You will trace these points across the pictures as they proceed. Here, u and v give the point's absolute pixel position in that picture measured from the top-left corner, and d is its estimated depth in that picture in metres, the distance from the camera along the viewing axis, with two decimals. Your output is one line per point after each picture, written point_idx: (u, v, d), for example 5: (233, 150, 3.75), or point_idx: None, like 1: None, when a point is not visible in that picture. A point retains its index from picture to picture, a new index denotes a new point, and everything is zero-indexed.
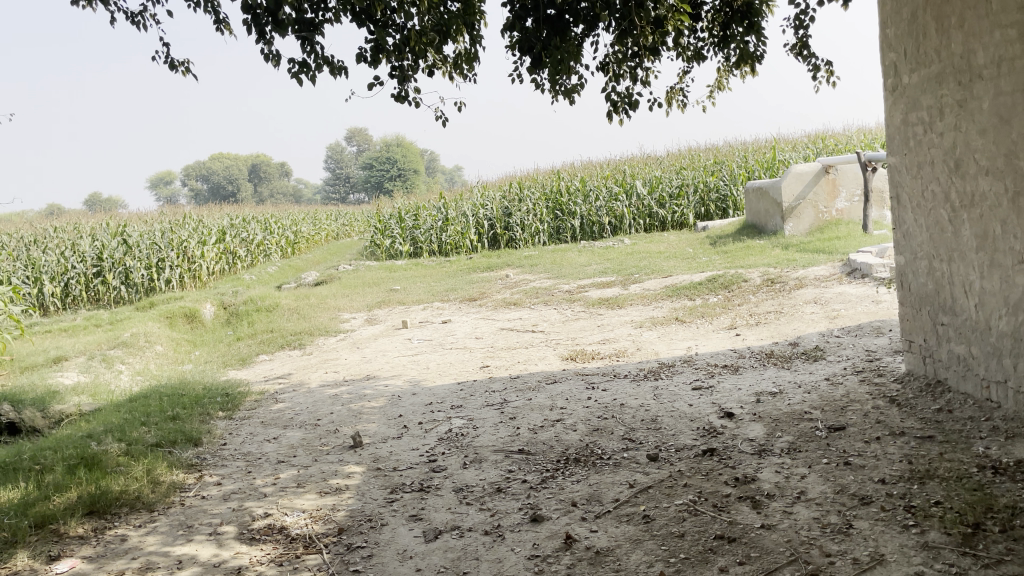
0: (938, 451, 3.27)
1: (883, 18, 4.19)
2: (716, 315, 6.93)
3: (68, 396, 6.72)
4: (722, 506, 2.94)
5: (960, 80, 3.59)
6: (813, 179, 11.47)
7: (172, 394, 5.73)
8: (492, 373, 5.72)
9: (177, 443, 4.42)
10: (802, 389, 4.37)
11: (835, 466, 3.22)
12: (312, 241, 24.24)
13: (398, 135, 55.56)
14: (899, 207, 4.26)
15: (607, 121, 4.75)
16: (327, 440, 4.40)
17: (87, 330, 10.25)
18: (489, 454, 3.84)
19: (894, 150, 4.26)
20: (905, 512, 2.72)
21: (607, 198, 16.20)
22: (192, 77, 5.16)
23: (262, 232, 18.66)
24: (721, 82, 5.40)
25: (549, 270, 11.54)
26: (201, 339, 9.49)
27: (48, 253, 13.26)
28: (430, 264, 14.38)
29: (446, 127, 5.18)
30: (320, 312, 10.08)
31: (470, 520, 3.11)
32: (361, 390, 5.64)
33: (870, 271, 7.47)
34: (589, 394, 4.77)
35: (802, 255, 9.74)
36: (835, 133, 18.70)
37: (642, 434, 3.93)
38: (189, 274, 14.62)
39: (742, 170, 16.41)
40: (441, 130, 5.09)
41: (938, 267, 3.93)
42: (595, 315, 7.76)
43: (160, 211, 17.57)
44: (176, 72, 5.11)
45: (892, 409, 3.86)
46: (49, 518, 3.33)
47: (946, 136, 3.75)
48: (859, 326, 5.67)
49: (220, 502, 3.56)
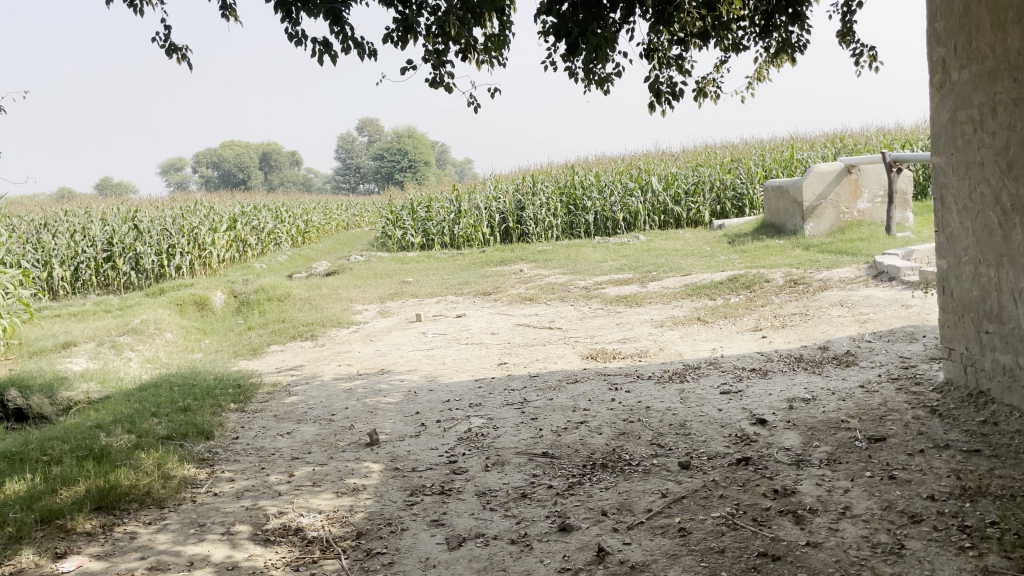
0: (987, 466, 3.11)
1: (931, 11, 4.01)
2: (739, 316, 6.77)
3: (76, 382, 6.63)
4: (763, 521, 2.79)
5: (1017, 77, 3.40)
6: (835, 178, 11.28)
7: (183, 384, 5.61)
8: (510, 370, 5.57)
9: (188, 436, 4.29)
10: (836, 396, 4.22)
11: (879, 480, 3.07)
12: (322, 231, 24.14)
13: (411, 128, 55.43)
14: (943, 210, 4.08)
15: (649, 112, 4.59)
16: (343, 437, 4.27)
17: (96, 315, 10.16)
18: (511, 457, 3.70)
19: (939, 150, 4.09)
20: (960, 533, 2.56)
21: (621, 194, 16.03)
22: (188, 65, 5.12)
23: (273, 221, 18.58)
24: (760, 73, 5.23)
25: (563, 266, 11.39)
26: (210, 327, 9.38)
27: (59, 237, 13.18)
28: (444, 256, 14.24)
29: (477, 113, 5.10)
30: (332, 303, 9.95)
31: (495, 527, 2.96)
32: (376, 384, 5.50)
33: (898, 274, 7.30)
34: (613, 395, 4.63)
35: (826, 256, 9.56)
36: (854, 134, 18.46)
37: (672, 440, 3.77)
38: (200, 261, 14.54)
39: (760, 169, 16.21)
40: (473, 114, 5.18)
41: (985, 272, 3.76)
42: (613, 313, 7.61)
43: (171, 196, 17.50)
44: (171, 57, 5.06)
45: (934, 421, 3.70)
46: (55, 513, 3.20)
47: (999, 135, 3.56)
48: (892, 331, 5.51)
49: (233, 500, 3.42)
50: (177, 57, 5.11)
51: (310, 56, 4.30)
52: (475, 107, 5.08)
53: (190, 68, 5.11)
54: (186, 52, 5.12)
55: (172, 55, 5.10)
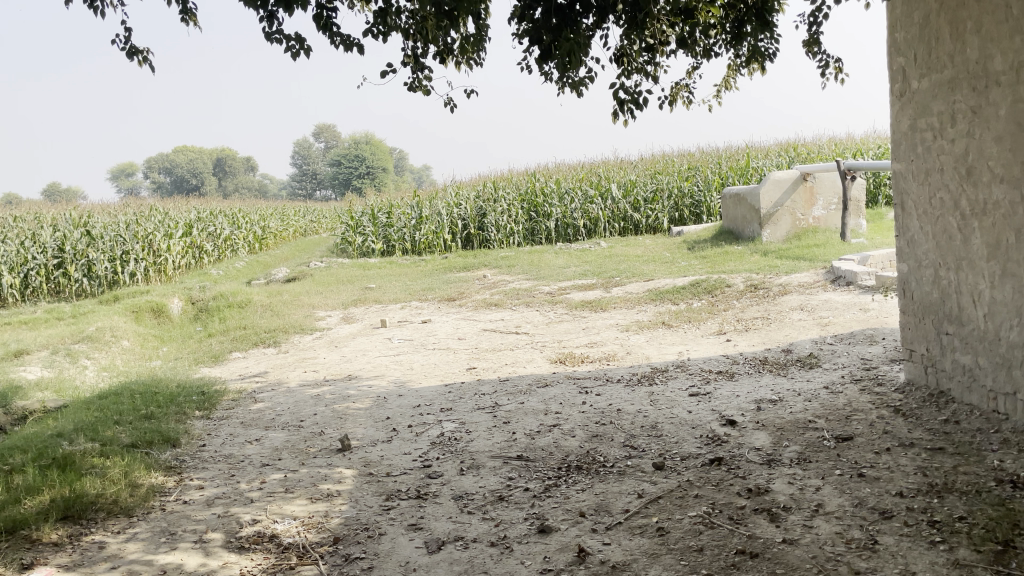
0: (952, 463, 3.20)
1: (892, 22, 4.12)
2: (703, 320, 6.87)
3: (30, 391, 6.45)
4: (739, 520, 2.83)
5: (975, 86, 3.52)
6: (791, 186, 11.49)
7: (145, 391, 5.50)
8: (480, 375, 5.56)
9: (154, 444, 4.20)
10: (802, 398, 4.30)
11: (849, 478, 3.13)
12: (279, 237, 23.85)
13: (369, 135, 55.14)
14: (903, 215, 4.20)
15: (613, 121, 4.58)
16: (313, 443, 4.22)
17: (48, 323, 9.90)
18: (486, 460, 3.69)
19: (899, 157, 4.20)
20: (930, 528, 2.63)
21: (582, 201, 16.17)
22: (148, 68, 5.01)
23: (229, 227, 18.32)
24: (729, 80, 5.33)
25: (526, 271, 11.43)
26: (168, 335, 9.20)
27: (7, 243, 12.80)
28: (405, 263, 14.18)
29: (455, 112, 5.10)
30: (294, 310, 9.83)
31: (474, 530, 2.96)
32: (344, 390, 5.45)
33: (855, 278, 7.48)
34: (584, 398, 4.65)
35: (784, 261, 9.76)
36: (807, 142, 18.88)
37: (644, 441, 3.81)
38: (154, 268, 14.29)
39: (717, 176, 16.46)
40: (450, 115, 5.24)
41: (944, 275, 3.88)
42: (578, 317, 7.65)
43: (124, 202, 17.14)
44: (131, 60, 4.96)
45: (898, 420, 3.79)
46: (19, 524, 3.11)
47: (958, 142, 3.68)
48: (852, 334, 5.64)
49: (204, 507, 3.36)
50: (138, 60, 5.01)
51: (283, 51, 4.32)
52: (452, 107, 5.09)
53: (151, 71, 5.00)
54: (145, 55, 5.01)
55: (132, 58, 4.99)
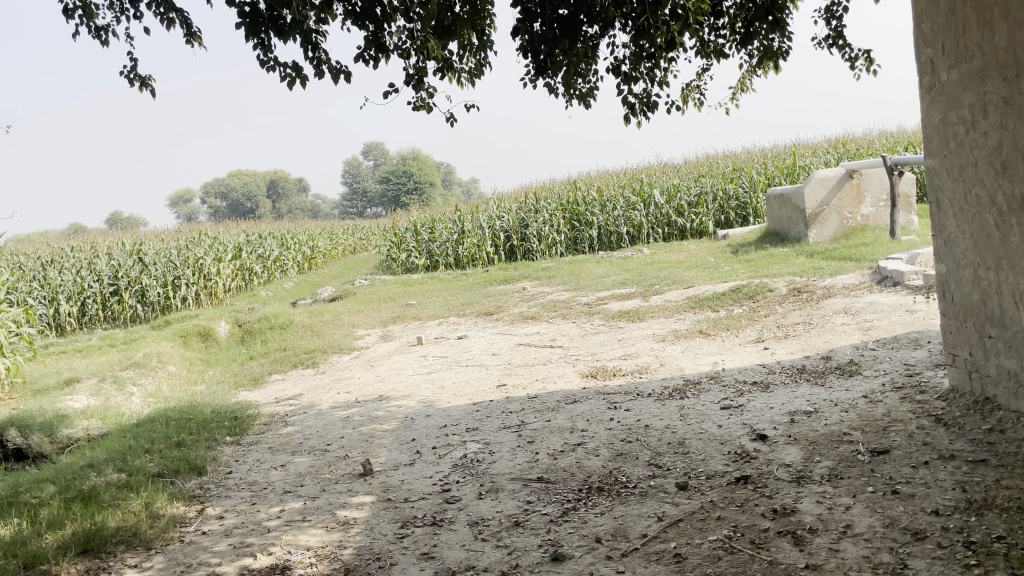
0: (995, 477, 3.00)
1: (917, 13, 3.94)
2: (741, 328, 6.67)
3: (77, 420, 6.56)
4: (760, 543, 2.69)
5: (1006, 76, 3.33)
6: (837, 184, 11.15)
7: (181, 418, 5.54)
8: (509, 393, 5.48)
9: (180, 473, 4.22)
10: (839, 408, 4.11)
11: (881, 496, 2.96)
12: (329, 256, 24.17)
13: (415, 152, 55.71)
14: (939, 213, 3.99)
15: (626, 124, 4.60)
16: (336, 468, 4.19)
17: (101, 351, 10.12)
18: (505, 483, 3.61)
19: (932, 152, 3.99)
20: (965, 549, 2.46)
21: (624, 207, 15.97)
22: (150, 93, 5.25)
23: (278, 249, 18.60)
24: (744, 82, 5.21)
25: (566, 282, 11.32)
26: (214, 358, 9.35)
27: (65, 274, 13.15)
28: (447, 278, 14.14)
29: (452, 126, 5.18)
30: (334, 329, 9.89)
31: (486, 559, 2.87)
32: (373, 412, 5.42)
33: (902, 279, 7.18)
34: (612, 414, 4.52)
35: (829, 263, 9.47)
36: (856, 137, 18.38)
37: (670, 459, 3.69)
38: (206, 291, 14.58)
39: (762, 177, 16.11)
40: (452, 130, 5.28)
41: (984, 276, 3.67)
42: (615, 329, 7.51)
43: (177, 228, 17.52)
44: (136, 87, 5.23)
45: (939, 430, 3.59)
46: (38, 558, 3.12)
47: (991, 135, 3.47)
48: (895, 338, 5.40)
49: (221, 538, 3.34)
50: (141, 85, 5.27)
51: (282, 79, 4.37)
52: (452, 123, 5.16)
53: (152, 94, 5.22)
54: (146, 81, 5.27)
55: (136, 85, 5.26)
